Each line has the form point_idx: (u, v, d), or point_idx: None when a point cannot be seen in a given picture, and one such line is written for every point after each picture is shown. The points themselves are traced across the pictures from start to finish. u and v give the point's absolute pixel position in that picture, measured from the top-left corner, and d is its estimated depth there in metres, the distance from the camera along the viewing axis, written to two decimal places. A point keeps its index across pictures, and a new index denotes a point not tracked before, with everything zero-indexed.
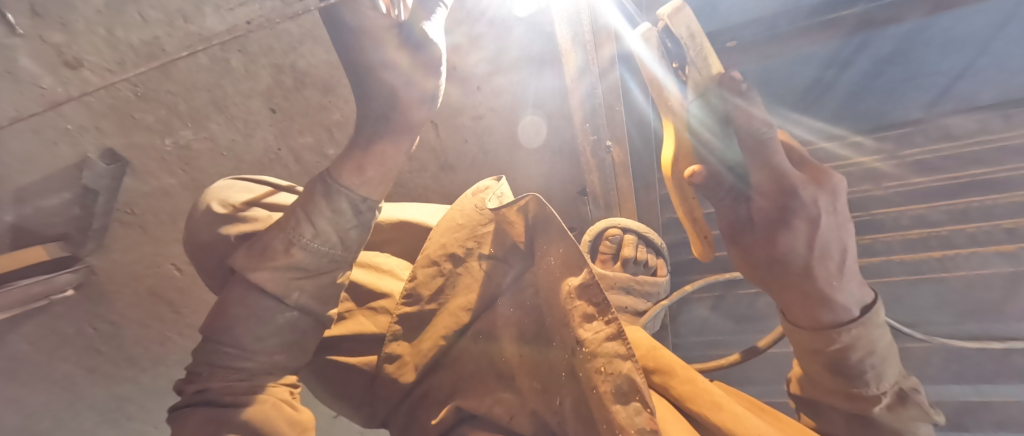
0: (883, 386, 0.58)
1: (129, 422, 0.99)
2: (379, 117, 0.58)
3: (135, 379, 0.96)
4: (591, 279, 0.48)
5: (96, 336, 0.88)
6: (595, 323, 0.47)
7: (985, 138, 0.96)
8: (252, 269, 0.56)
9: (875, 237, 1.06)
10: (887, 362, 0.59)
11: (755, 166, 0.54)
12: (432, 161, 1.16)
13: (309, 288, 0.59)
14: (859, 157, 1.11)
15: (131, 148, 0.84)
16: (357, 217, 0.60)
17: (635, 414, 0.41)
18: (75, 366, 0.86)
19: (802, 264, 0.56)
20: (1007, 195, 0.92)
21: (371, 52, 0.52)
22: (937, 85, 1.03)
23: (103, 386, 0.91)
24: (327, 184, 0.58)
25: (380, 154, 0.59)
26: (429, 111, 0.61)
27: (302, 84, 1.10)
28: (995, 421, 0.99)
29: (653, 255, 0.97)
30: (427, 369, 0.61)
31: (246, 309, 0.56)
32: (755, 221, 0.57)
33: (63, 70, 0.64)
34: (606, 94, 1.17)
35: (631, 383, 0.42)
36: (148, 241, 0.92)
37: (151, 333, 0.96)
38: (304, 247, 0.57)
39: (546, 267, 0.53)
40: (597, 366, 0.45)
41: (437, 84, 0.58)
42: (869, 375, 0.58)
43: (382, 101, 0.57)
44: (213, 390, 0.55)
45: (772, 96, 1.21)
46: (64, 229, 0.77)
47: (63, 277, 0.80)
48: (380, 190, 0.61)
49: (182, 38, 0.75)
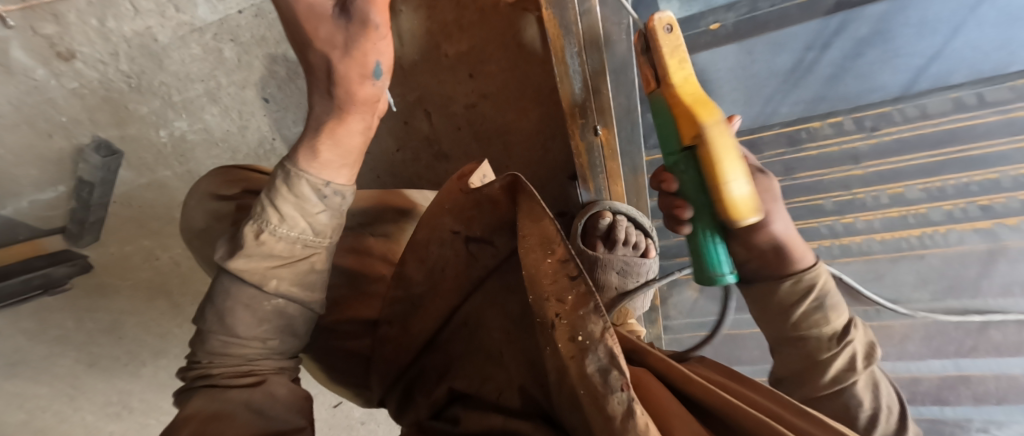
0: (833, 325, 0.63)
1: (134, 376, 1.27)
2: (321, 95, 0.61)
3: (131, 345, 1.23)
4: (569, 255, 0.44)
5: (91, 311, 1.15)
6: (573, 296, 0.42)
7: (957, 117, 0.79)
8: (228, 259, 0.57)
9: (857, 217, 0.96)
10: (835, 302, 0.63)
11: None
12: (426, 151, 1.22)
13: (288, 276, 0.58)
14: (842, 137, 0.89)
15: (126, 139, 1.02)
16: (323, 202, 0.61)
17: (611, 379, 0.38)
18: (75, 327, 1.16)
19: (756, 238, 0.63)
20: (980, 174, 0.83)
21: (307, 28, 0.56)
22: (914, 66, 0.79)
23: (106, 348, 1.21)
24: (288, 170, 0.59)
25: (333, 136, 0.61)
26: (376, 88, 0.61)
27: (296, 74, 1.04)
28: (973, 396, 1.05)
29: (642, 236, 1.00)
30: (421, 349, 0.67)
31: (230, 299, 0.57)
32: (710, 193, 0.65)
33: (56, 62, 0.91)
34: (593, 78, 0.84)
35: (607, 351, 0.39)
36: (144, 234, 1.12)
37: (148, 310, 1.20)
38: (274, 234, 0.57)
39: (525, 247, 0.48)
40: (568, 333, 0.41)
41: (378, 60, 0.59)
42: (818, 315, 0.63)
43: (321, 76, 0.59)
44: (215, 375, 0.56)
45: (745, 86, 0.89)
46: (61, 221, 1.06)
47: (62, 271, 1.04)
48: (342, 174, 0.63)
49: (173, 28, 0.94)
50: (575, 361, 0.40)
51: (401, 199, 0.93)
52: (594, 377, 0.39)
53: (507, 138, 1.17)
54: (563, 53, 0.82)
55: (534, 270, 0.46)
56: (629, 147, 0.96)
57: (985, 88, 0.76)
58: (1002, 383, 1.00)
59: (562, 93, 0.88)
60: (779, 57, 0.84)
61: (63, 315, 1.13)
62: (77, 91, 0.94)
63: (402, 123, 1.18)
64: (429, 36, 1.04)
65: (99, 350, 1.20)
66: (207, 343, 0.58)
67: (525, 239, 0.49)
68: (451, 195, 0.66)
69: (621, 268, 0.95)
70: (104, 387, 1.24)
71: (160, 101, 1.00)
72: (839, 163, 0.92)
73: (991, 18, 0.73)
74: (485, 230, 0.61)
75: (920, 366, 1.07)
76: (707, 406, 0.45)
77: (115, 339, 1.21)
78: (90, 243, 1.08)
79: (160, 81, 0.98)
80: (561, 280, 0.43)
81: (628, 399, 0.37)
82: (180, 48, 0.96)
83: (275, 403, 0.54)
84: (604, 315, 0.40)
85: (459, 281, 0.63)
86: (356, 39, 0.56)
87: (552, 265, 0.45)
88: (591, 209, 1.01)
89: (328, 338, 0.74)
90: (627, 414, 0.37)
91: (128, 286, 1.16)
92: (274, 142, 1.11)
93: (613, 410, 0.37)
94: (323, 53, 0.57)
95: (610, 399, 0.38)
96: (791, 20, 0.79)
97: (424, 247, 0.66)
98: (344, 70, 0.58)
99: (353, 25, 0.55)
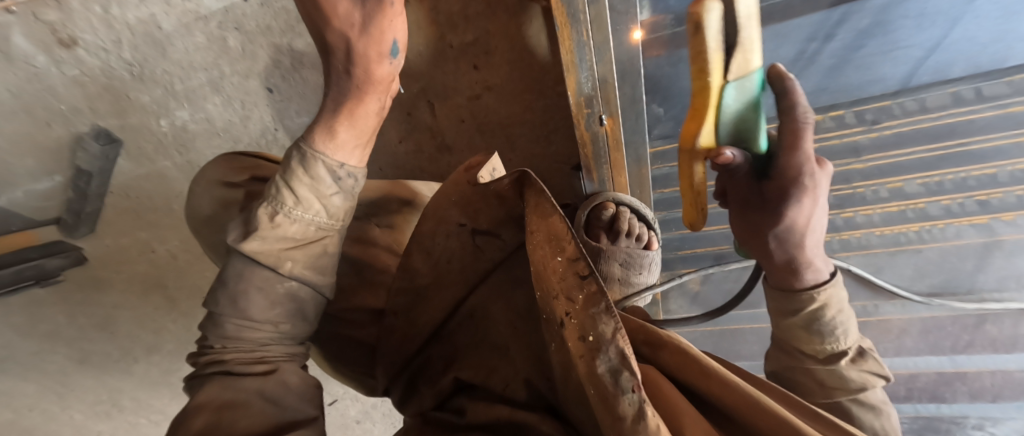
0: (848, 342, 0.64)
1: (125, 372, 1.25)
2: (338, 74, 0.62)
3: (123, 340, 1.21)
4: (579, 253, 0.41)
5: (77, 306, 1.13)
6: (582, 292, 0.40)
7: (956, 111, 0.82)
8: (241, 241, 0.56)
9: (857, 210, 0.96)
10: (851, 322, 0.65)
11: (787, 151, 0.53)
12: (429, 143, 1.22)
13: (302, 259, 0.58)
14: (843, 130, 0.88)
15: (126, 129, 1.02)
16: (337, 184, 0.60)
17: (621, 380, 0.36)
18: (64, 322, 1.13)
19: (796, 239, 0.60)
20: (977, 167, 0.85)
21: (327, 7, 0.58)
22: (913, 57, 0.79)
23: (99, 343, 1.19)
24: (303, 151, 0.59)
25: (349, 116, 0.61)
26: (391, 67, 0.63)
27: (300, 64, 1.04)
28: (969, 392, 1.06)
29: (645, 229, 1.02)
30: (427, 339, 0.66)
31: (243, 282, 0.56)
32: (775, 203, 0.57)
33: (58, 49, 0.91)
34: (601, 68, 0.84)
35: (618, 352, 0.37)
36: (141, 226, 1.11)
37: (142, 303, 1.19)
38: (289, 216, 0.57)
39: (532, 244, 0.46)
40: (578, 332, 0.40)
41: (395, 39, 0.61)
42: (836, 331, 0.63)
43: (340, 57, 0.61)
44: (227, 361, 0.55)
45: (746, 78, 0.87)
46: (57, 213, 1.05)
47: (54, 262, 1.03)
48: (355, 155, 0.62)
49: (178, 15, 0.94)
50: (584, 360, 0.39)
51: (407, 191, 0.93)
52: (604, 377, 0.37)
53: (510, 131, 1.17)
54: (570, 42, 0.82)
55: (542, 267, 0.45)
56: (631, 137, 0.96)
57: (983, 83, 0.78)
58: (997, 379, 1.03)
59: (569, 81, 0.87)
60: (783, 48, 0.82)
61: (53, 311, 1.11)
62: (78, 79, 0.95)
63: (405, 114, 1.18)
64: (434, 27, 1.05)
65: (90, 344, 1.18)
66: (220, 328, 0.56)
67: (533, 236, 0.47)
68: (458, 187, 0.65)
69: (624, 260, 0.97)
70: (93, 383, 1.23)
71: (162, 90, 1.00)
72: (841, 156, 0.91)
73: (990, 11, 0.75)
74: (492, 224, 0.61)
75: (918, 362, 1.08)
76: (715, 403, 0.43)
77: (102, 336, 1.19)
78: (86, 235, 1.07)
79: (163, 70, 0.98)
80: (569, 278, 0.41)
81: (639, 400, 0.35)
82: (184, 36, 0.96)
83: (287, 392, 0.54)
84: (615, 315, 0.37)
85: (465, 273, 0.63)
86: (373, 16, 0.58)
87: (561, 263, 0.42)
88: (596, 200, 1.03)
89: (332, 325, 0.74)
90: (638, 416, 0.35)
91: (123, 279, 1.15)
92: (277, 132, 1.12)
93: (623, 410, 0.35)
94: (342, 32, 0.59)
95: (619, 400, 0.36)
96: (793, 12, 0.77)
97: (429, 239, 0.65)
98: (363, 49, 0.59)
99: (370, 3, 0.57)
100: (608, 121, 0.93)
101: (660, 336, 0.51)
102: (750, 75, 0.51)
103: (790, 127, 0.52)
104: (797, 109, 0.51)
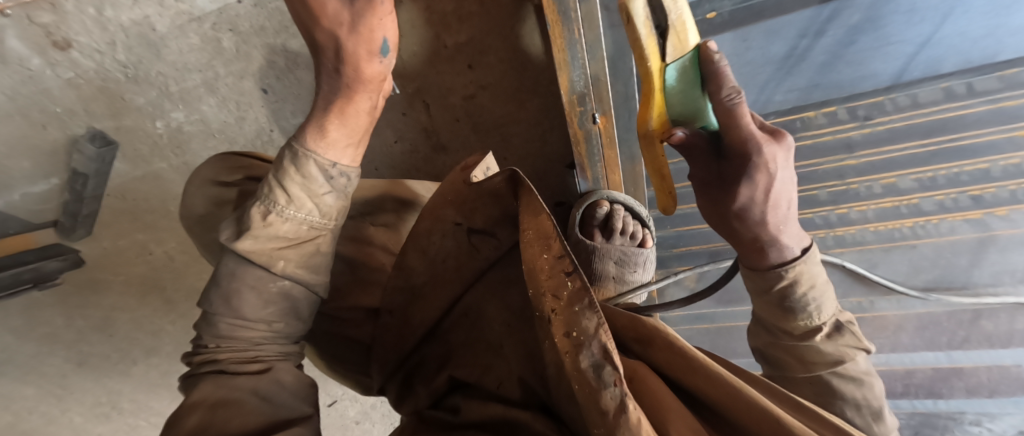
0: (823, 317, 0.64)
1: (123, 376, 1.25)
2: (329, 73, 0.62)
3: (120, 342, 1.21)
4: (564, 251, 0.41)
5: (75, 308, 1.15)
6: (565, 288, 0.40)
7: (949, 107, 0.81)
8: (234, 240, 0.56)
9: (852, 207, 0.96)
10: (826, 296, 0.64)
11: (727, 130, 0.55)
12: (424, 143, 1.22)
13: (295, 258, 0.58)
14: (836, 126, 0.88)
15: (121, 130, 1.02)
16: (329, 182, 0.60)
17: (603, 374, 0.36)
18: (64, 325, 1.15)
19: (758, 216, 0.60)
20: (971, 162, 0.86)
21: (316, 6, 0.57)
22: (905, 53, 0.79)
23: (95, 346, 1.19)
24: (296, 150, 0.59)
25: (340, 115, 0.62)
26: (382, 66, 0.62)
27: (295, 65, 1.01)
28: (966, 388, 1.06)
29: (640, 226, 1.04)
30: (422, 338, 0.66)
31: (236, 281, 0.57)
32: (728, 180, 0.58)
33: (52, 51, 0.92)
34: (594, 66, 0.84)
35: (601, 346, 0.37)
36: (137, 228, 1.11)
37: (140, 305, 1.19)
38: (281, 215, 0.57)
39: (525, 241, 0.45)
40: (563, 328, 0.39)
41: (386, 37, 0.60)
42: (811, 308, 0.63)
43: (330, 56, 0.61)
44: (221, 361, 0.55)
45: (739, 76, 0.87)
46: (53, 215, 1.07)
47: (53, 265, 1.05)
48: (347, 154, 0.62)
49: (172, 16, 0.93)
50: (570, 356, 0.39)
51: (404, 190, 0.93)
52: (587, 372, 0.37)
53: (505, 130, 1.18)
54: (563, 40, 0.81)
55: (530, 266, 0.43)
56: (625, 134, 0.96)
57: (975, 78, 0.78)
58: (993, 374, 1.03)
59: (561, 79, 0.87)
60: (774, 45, 0.82)
61: (51, 313, 1.13)
62: (73, 81, 0.96)
63: (400, 114, 1.18)
64: (429, 26, 1.04)
65: (88, 345, 1.19)
66: (215, 327, 0.56)
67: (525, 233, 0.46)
68: (454, 186, 0.65)
69: (619, 257, 0.99)
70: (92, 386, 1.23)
71: (157, 91, 1.00)
72: (834, 152, 0.91)
73: (981, 6, 0.73)
74: (487, 223, 0.60)
75: (914, 358, 1.08)
76: (704, 398, 0.43)
77: (99, 339, 1.19)
78: (83, 236, 1.09)
79: (157, 72, 0.98)
80: (555, 276, 0.41)
81: (620, 394, 0.35)
82: (178, 37, 0.95)
83: (282, 390, 0.54)
84: (598, 311, 0.38)
85: (460, 273, 0.63)
86: (362, 15, 0.57)
87: (547, 261, 0.42)
88: (590, 198, 1.03)
89: (328, 324, 0.74)
90: (620, 409, 0.35)
91: (120, 281, 1.15)
92: (272, 133, 1.09)
93: (607, 405, 0.36)
94: (331, 31, 0.59)
95: (602, 394, 0.36)
96: (784, 8, 0.77)
97: (425, 237, 0.65)
98: (353, 48, 0.59)
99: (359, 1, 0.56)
100: (602, 120, 0.92)
101: (648, 332, 0.50)
102: (686, 55, 0.52)
103: (726, 104, 0.53)
104: (728, 84, 0.52)
